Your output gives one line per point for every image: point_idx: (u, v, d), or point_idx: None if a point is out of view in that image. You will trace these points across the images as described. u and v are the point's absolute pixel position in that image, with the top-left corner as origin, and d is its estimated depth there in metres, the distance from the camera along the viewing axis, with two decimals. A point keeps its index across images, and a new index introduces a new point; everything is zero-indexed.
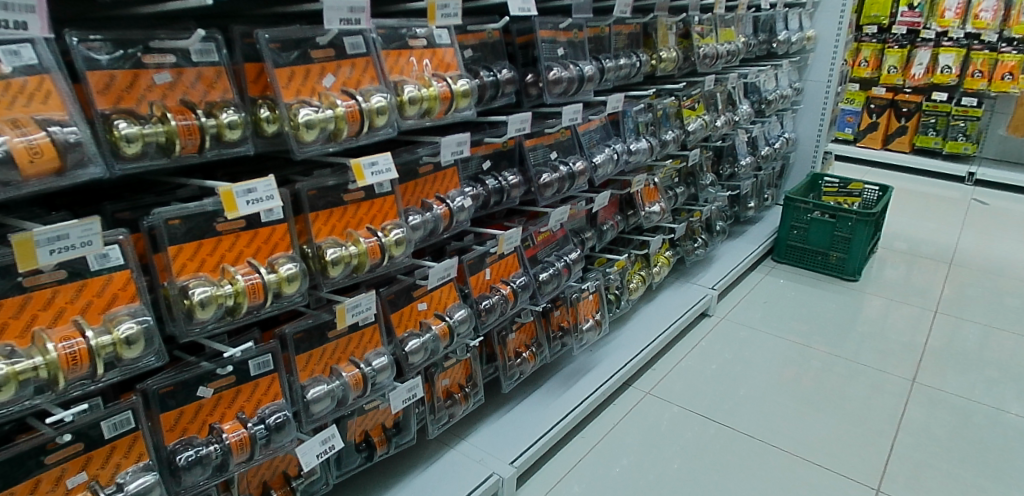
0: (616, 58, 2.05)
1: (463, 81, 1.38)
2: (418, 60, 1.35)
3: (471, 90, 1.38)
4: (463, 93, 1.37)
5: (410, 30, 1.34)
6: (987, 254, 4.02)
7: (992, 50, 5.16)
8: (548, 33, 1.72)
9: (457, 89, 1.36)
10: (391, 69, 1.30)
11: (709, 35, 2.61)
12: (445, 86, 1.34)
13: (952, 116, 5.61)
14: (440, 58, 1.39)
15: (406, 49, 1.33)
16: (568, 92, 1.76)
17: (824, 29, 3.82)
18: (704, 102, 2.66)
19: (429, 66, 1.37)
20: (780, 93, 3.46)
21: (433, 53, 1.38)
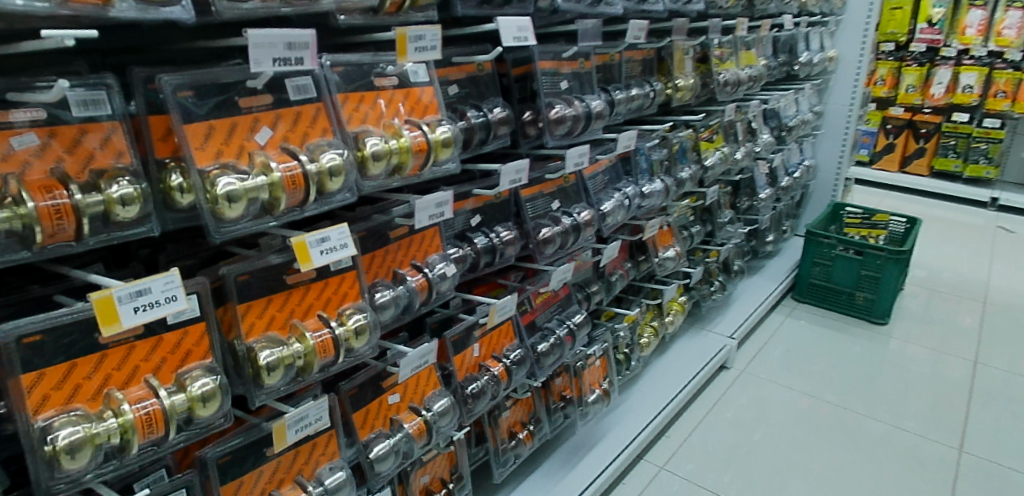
0: (627, 89, 1.79)
1: (443, 128, 1.11)
2: (386, 102, 1.09)
3: (454, 138, 1.12)
4: (443, 142, 1.11)
5: (377, 66, 1.08)
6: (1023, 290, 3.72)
7: (1017, 69, 4.87)
8: (549, 64, 1.46)
9: (435, 138, 1.10)
10: (352, 115, 1.03)
11: (729, 59, 2.35)
12: (422, 135, 1.07)
13: (973, 138, 5.29)
14: (415, 99, 1.13)
15: (371, 89, 1.07)
16: (573, 132, 1.49)
17: (846, 49, 3.55)
18: (722, 132, 2.41)
19: (400, 108, 1.10)
20: (801, 118, 3.19)
21: (407, 94, 1.12)
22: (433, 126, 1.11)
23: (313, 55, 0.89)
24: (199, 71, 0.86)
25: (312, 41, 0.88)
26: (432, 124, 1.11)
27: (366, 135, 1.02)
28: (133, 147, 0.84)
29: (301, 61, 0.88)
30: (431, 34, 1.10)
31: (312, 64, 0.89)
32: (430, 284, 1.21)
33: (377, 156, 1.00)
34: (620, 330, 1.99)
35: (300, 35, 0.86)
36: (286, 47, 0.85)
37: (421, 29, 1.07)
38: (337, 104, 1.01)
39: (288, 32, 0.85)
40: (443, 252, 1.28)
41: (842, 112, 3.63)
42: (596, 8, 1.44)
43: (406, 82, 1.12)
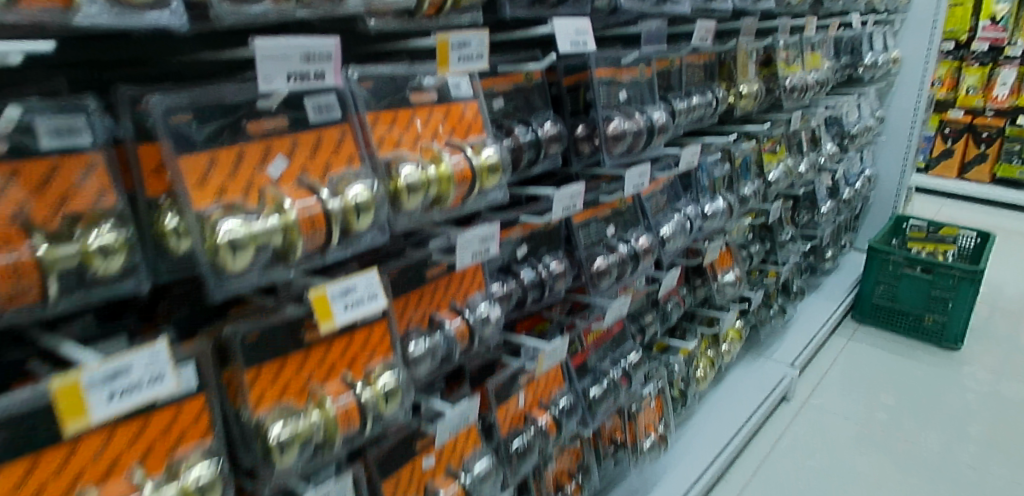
0: (688, 98, 1.61)
1: (489, 150, 0.94)
2: (423, 121, 0.92)
3: (502, 162, 0.95)
4: (490, 168, 0.93)
5: (414, 78, 0.91)
6: None
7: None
8: (607, 71, 1.28)
9: (481, 162, 0.92)
10: (383, 137, 0.86)
11: (794, 62, 2.14)
12: (465, 160, 0.90)
13: None
14: (457, 117, 0.96)
15: (407, 106, 0.90)
16: (634, 150, 1.31)
17: (912, 49, 3.30)
18: (785, 143, 2.20)
19: (440, 128, 0.93)
20: (864, 124, 2.95)
21: (447, 111, 0.95)
22: (478, 148, 0.94)
23: (337, 69, 0.73)
24: (200, 89, 0.71)
25: (335, 52, 0.72)
26: (476, 145, 0.94)
27: (401, 162, 0.85)
28: (119, 183, 0.69)
29: (322, 76, 0.71)
30: (476, 40, 0.92)
31: (336, 80, 0.73)
32: (470, 328, 1.04)
33: (413, 187, 0.83)
34: (675, 363, 1.80)
35: (321, 45, 0.70)
36: (303, 58, 0.68)
37: (464, 34, 0.89)
38: (366, 126, 0.84)
39: (306, 41, 0.68)
40: (486, 289, 1.12)
41: (906, 117, 3.36)
42: (661, 7, 1.25)
43: (448, 96, 0.96)
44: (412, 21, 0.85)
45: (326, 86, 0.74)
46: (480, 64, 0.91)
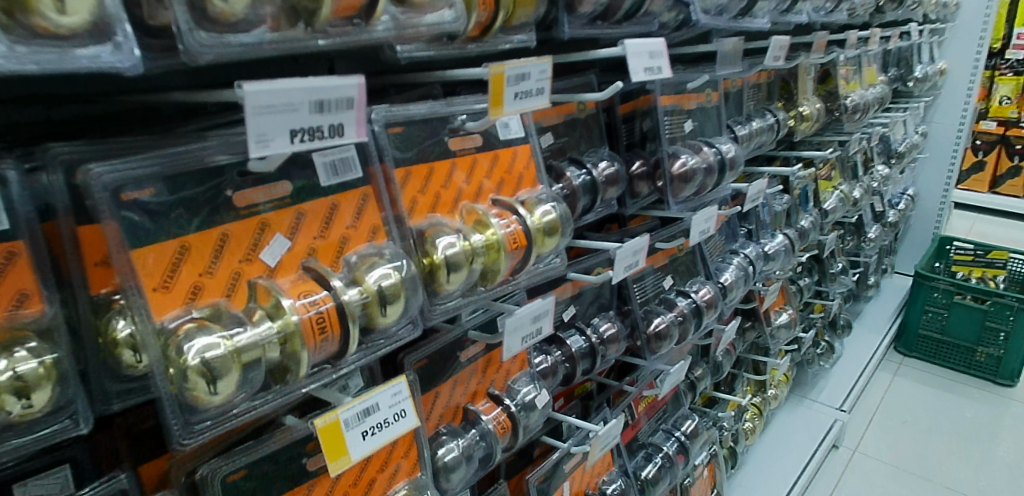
0: (750, 122, 1.42)
1: (544, 208, 0.75)
2: (462, 177, 0.72)
3: (562, 220, 0.76)
4: (548, 230, 0.74)
5: (454, 120, 0.72)
6: None
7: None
8: (671, 99, 1.08)
9: (535, 223, 0.73)
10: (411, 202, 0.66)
11: (853, 78, 1.93)
12: (517, 222, 0.70)
13: None
14: (503, 170, 0.77)
15: (444, 158, 0.71)
16: (703, 192, 1.11)
17: (958, 61, 3.01)
18: (840, 167, 2.00)
19: (483, 186, 0.74)
20: (910, 141, 2.73)
21: (491, 162, 0.76)
22: (530, 206, 0.75)
23: (362, 118, 0.53)
24: (176, 149, 0.50)
25: (359, 96, 0.51)
26: (527, 204, 0.75)
27: (438, 231, 0.64)
28: (51, 281, 0.48)
29: (342, 130, 0.51)
30: (540, 71, 0.69)
31: (360, 135, 0.53)
32: (514, 421, 0.83)
33: (456, 265, 0.63)
34: (725, 417, 1.61)
35: (343, 87, 0.50)
36: (315, 108, 0.48)
37: (524, 63, 0.67)
38: (395, 188, 0.65)
39: (320, 84, 0.48)
40: (530, 368, 0.92)
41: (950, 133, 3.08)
42: (740, 23, 1.05)
43: (495, 140, 0.77)
44: (448, 48, 0.68)
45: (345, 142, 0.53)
46: (541, 100, 0.70)
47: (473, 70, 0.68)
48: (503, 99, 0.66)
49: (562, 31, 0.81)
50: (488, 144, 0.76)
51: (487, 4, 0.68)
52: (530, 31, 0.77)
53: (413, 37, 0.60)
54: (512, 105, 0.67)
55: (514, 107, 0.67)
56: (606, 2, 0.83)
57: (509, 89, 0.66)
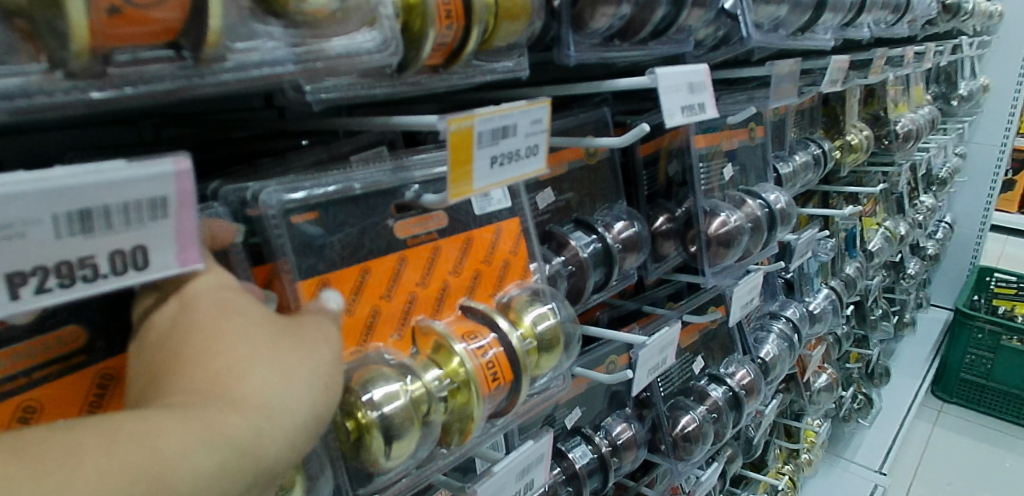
0: (795, 156, 1.19)
1: (538, 311, 0.52)
2: (417, 281, 0.49)
3: (564, 330, 0.53)
4: (545, 344, 0.51)
5: (406, 191, 0.49)
6: None
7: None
8: (706, 139, 0.85)
9: (525, 338, 0.49)
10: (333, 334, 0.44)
11: (901, 100, 1.70)
12: (496, 341, 0.47)
13: None
14: (478, 262, 0.54)
15: (391, 255, 0.48)
16: (745, 256, 0.87)
17: (1001, 77, 2.72)
18: (884, 200, 1.77)
19: (449, 291, 0.51)
20: (951, 165, 2.48)
21: (462, 253, 0.53)
22: (517, 310, 0.52)
23: (191, 231, 0.27)
24: None
25: (187, 194, 0.26)
26: (513, 307, 0.52)
27: (373, 372, 0.41)
28: None
29: (145, 258, 0.26)
30: (528, 117, 0.43)
31: (189, 260, 0.27)
32: None
33: (398, 429, 0.39)
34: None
35: (144, 182, 0.25)
36: (74, 227, 0.23)
37: (508, 110, 0.41)
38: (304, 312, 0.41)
39: (84, 180, 0.23)
40: None
41: (991, 155, 2.81)
42: (799, 41, 0.82)
43: (468, 214, 0.53)
44: (401, 83, 0.44)
45: (164, 271, 0.27)
46: (532, 164, 0.45)
47: (429, 119, 0.43)
48: (472, 169, 0.40)
49: (567, 55, 0.57)
50: (457, 223, 0.53)
51: (452, 15, 0.43)
52: (524, 55, 0.54)
53: (328, 73, 0.37)
54: (487, 178, 0.41)
55: (488, 182, 0.41)
56: (629, 15, 0.59)
57: (482, 152, 0.41)
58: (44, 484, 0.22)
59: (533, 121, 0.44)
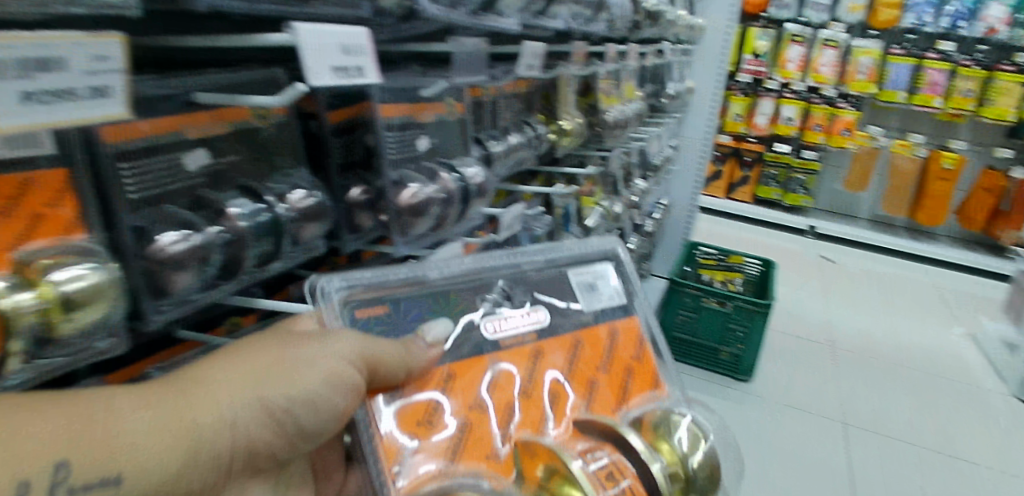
0: (506, 136, 1.25)
1: (680, 431, 0.74)
2: (525, 386, 0.74)
3: (691, 439, 0.74)
4: (687, 476, 0.71)
5: (457, 287, 0.76)
6: (887, 326, 3.40)
7: (831, 105, 4.43)
8: (401, 109, 0.84)
9: (674, 449, 0.72)
10: (427, 430, 0.66)
11: (613, 93, 1.87)
12: (631, 472, 0.65)
13: (792, 168, 4.70)
14: (592, 366, 0.80)
15: (477, 354, 0.73)
16: (441, 225, 0.90)
17: (703, 81, 3.17)
18: (599, 182, 1.95)
19: (555, 396, 0.76)
20: (665, 156, 2.83)
21: (572, 356, 0.79)
22: (656, 429, 0.74)
23: None
24: None
25: None
26: (648, 424, 0.75)
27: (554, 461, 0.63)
28: None
29: None
30: (80, 58, 0.46)
31: None
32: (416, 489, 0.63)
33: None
34: None
35: None
36: None
37: (46, 43, 0.44)
38: (387, 407, 0.65)
39: None
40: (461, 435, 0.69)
41: (696, 147, 3.26)
42: (481, 19, 0.85)
43: (565, 328, 0.80)
44: None
45: None
46: (625, 300, 0.87)
47: None
48: (575, 311, 0.82)
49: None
50: (549, 329, 0.79)
51: None
52: None
53: None
54: (591, 312, 0.83)
55: (596, 329, 0.82)
56: None
57: (580, 296, 0.83)
58: (212, 394, 0.53)
59: (607, 272, 0.88)
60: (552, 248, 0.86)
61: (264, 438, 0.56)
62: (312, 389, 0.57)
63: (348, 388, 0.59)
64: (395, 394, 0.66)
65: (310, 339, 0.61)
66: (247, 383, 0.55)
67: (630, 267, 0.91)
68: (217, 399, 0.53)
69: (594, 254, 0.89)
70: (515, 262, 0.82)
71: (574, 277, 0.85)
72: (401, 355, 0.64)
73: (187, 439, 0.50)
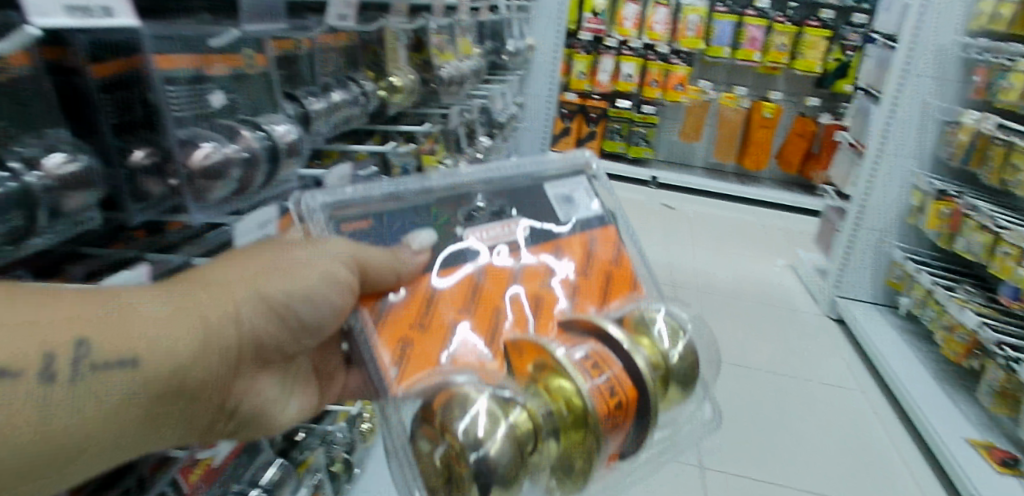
0: (327, 92, 1.18)
1: (658, 324, 0.87)
2: (506, 290, 0.90)
3: (671, 332, 0.87)
4: (665, 365, 0.84)
5: (440, 200, 0.89)
6: (722, 264, 3.69)
7: (666, 61, 4.67)
8: (188, 61, 0.76)
9: (658, 337, 0.86)
10: (420, 329, 0.83)
11: (448, 49, 1.82)
12: (618, 364, 0.76)
13: (634, 123, 4.92)
14: (571, 271, 0.95)
15: (463, 262, 0.88)
16: (246, 188, 0.84)
17: (544, 39, 3.21)
18: (440, 141, 1.92)
19: (539, 298, 0.91)
20: (511, 113, 2.79)
21: (552, 261, 0.95)
22: (638, 325, 0.87)
23: None
24: None
25: None
26: (631, 319, 0.89)
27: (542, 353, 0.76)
28: None
29: None
30: None
31: None
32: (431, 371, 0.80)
33: (540, 398, 0.73)
34: (336, 431, 1.52)
35: None
36: None
37: None
38: (386, 304, 0.82)
39: None
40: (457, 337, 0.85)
41: (541, 104, 3.31)
42: None
43: (544, 235, 0.96)
44: None
45: None
46: (602, 210, 1.01)
47: None
48: (553, 220, 0.98)
49: None
50: (530, 240, 0.94)
51: None
52: None
53: None
54: (569, 221, 0.98)
55: (568, 238, 0.97)
56: None
57: (558, 209, 0.98)
58: (224, 286, 0.68)
59: (581, 185, 1.02)
60: (530, 164, 0.99)
61: (266, 323, 0.72)
62: (308, 284, 0.72)
63: (342, 285, 0.74)
64: (390, 299, 0.82)
65: (302, 246, 0.75)
66: (249, 280, 0.70)
67: (601, 179, 1.04)
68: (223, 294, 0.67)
69: (571, 167, 1.03)
70: (496, 178, 0.95)
71: (552, 191, 0.99)
72: (389, 261, 0.79)
73: (200, 327, 0.63)
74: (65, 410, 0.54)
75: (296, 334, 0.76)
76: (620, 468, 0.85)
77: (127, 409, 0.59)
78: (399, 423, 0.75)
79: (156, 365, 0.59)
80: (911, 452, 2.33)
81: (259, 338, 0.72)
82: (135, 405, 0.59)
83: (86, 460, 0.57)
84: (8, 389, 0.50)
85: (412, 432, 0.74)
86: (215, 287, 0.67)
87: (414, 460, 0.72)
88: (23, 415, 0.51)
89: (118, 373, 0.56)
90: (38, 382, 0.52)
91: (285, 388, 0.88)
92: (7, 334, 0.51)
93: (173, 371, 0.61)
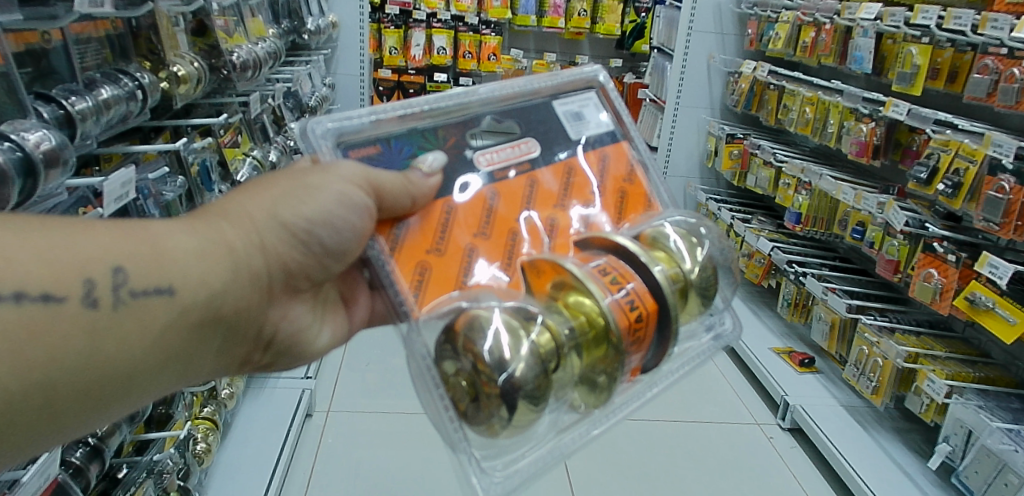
0: (95, 87, 1.06)
1: (672, 237, 0.84)
2: (522, 210, 0.86)
3: (680, 253, 0.83)
4: (684, 279, 0.81)
5: (449, 122, 0.85)
6: None
7: (476, 31, 4.68)
8: None
9: (668, 252, 0.82)
10: (437, 255, 0.80)
11: (235, 31, 1.70)
12: (637, 279, 0.74)
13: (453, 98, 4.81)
14: (587, 188, 0.91)
15: (476, 189, 0.84)
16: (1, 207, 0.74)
17: (345, 14, 3.10)
18: (242, 131, 1.80)
19: (560, 218, 0.88)
20: (321, 94, 2.65)
21: (565, 180, 0.90)
22: (654, 240, 0.84)
23: None
24: None
25: None
26: (645, 234, 0.85)
27: (561, 277, 0.74)
28: None
29: None
30: None
31: None
32: (446, 300, 0.77)
33: (560, 320, 0.71)
34: (164, 459, 1.40)
35: None
36: None
37: None
38: (396, 234, 0.79)
39: None
40: (483, 262, 0.82)
41: (353, 83, 3.21)
42: None
43: (554, 155, 0.91)
44: None
45: None
46: (611, 127, 0.97)
47: None
48: (563, 139, 0.92)
49: None
50: (541, 161, 0.90)
51: None
52: None
53: None
54: (580, 139, 0.93)
55: (584, 156, 0.93)
56: None
57: (566, 125, 0.92)
58: (242, 218, 0.73)
59: (592, 100, 0.96)
60: (537, 82, 0.93)
61: (287, 248, 0.76)
62: (325, 209, 0.73)
63: (358, 208, 0.73)
64: (406, 225, 0.80)
65: (316, 171, 0.75)
66: (265, 209, 0.74)
67: (613, 95, 0.99)
68: (245, 225, 0.73)
69: (581, 82, 0.98)
70: (505, 98, 0.89)
71: (561, 108, 0.93)
72: (402, 185, 0.76)
73: (226, 257, 0.71)
74: (112, 336, 0.65)
75: (322, 261, 0.80)
76: (641, 380, 0.84)
77: (170, 336, 0.69)
78: (420, 343, 0.73)
79: (191, 294, 0.68)
80: (730, 369, 2.62)
81: (286, 264, 0.78)
82: (175, 330, 0.68)
83: (137, 382, 0.67)
84: (60, 312, 0.61)
85: (435, 354, 0.71)
86: (236, 217, 0.73)
87: (439, 381, 0.69)
88: (75, 343, 0.62)
89: (157, 299, 0.65)
90: (84, 309, 0.63)
91: (317, 316, 0.94)
92: (44, 266, 0.61)
93: (207, 298, 0.70)
